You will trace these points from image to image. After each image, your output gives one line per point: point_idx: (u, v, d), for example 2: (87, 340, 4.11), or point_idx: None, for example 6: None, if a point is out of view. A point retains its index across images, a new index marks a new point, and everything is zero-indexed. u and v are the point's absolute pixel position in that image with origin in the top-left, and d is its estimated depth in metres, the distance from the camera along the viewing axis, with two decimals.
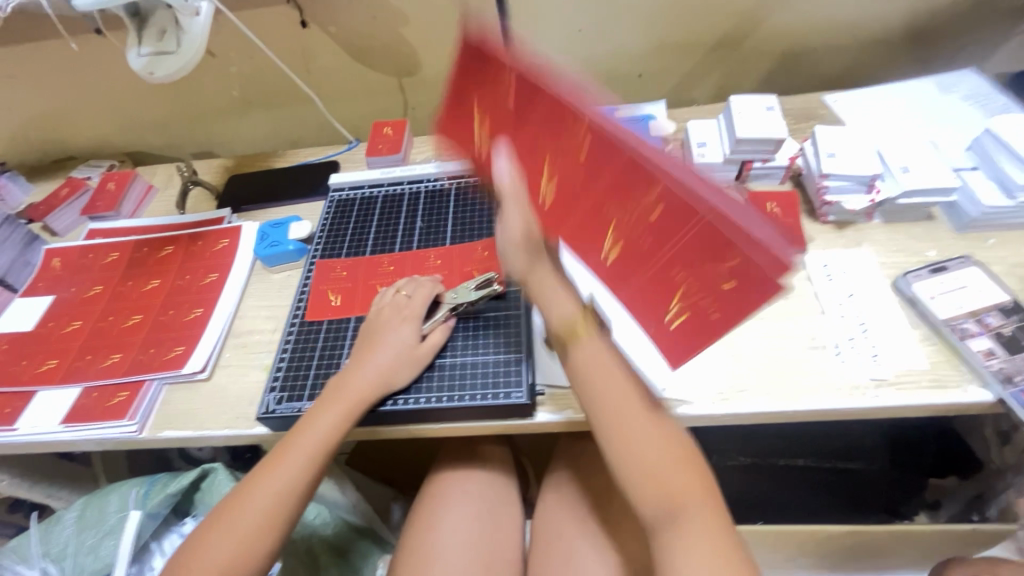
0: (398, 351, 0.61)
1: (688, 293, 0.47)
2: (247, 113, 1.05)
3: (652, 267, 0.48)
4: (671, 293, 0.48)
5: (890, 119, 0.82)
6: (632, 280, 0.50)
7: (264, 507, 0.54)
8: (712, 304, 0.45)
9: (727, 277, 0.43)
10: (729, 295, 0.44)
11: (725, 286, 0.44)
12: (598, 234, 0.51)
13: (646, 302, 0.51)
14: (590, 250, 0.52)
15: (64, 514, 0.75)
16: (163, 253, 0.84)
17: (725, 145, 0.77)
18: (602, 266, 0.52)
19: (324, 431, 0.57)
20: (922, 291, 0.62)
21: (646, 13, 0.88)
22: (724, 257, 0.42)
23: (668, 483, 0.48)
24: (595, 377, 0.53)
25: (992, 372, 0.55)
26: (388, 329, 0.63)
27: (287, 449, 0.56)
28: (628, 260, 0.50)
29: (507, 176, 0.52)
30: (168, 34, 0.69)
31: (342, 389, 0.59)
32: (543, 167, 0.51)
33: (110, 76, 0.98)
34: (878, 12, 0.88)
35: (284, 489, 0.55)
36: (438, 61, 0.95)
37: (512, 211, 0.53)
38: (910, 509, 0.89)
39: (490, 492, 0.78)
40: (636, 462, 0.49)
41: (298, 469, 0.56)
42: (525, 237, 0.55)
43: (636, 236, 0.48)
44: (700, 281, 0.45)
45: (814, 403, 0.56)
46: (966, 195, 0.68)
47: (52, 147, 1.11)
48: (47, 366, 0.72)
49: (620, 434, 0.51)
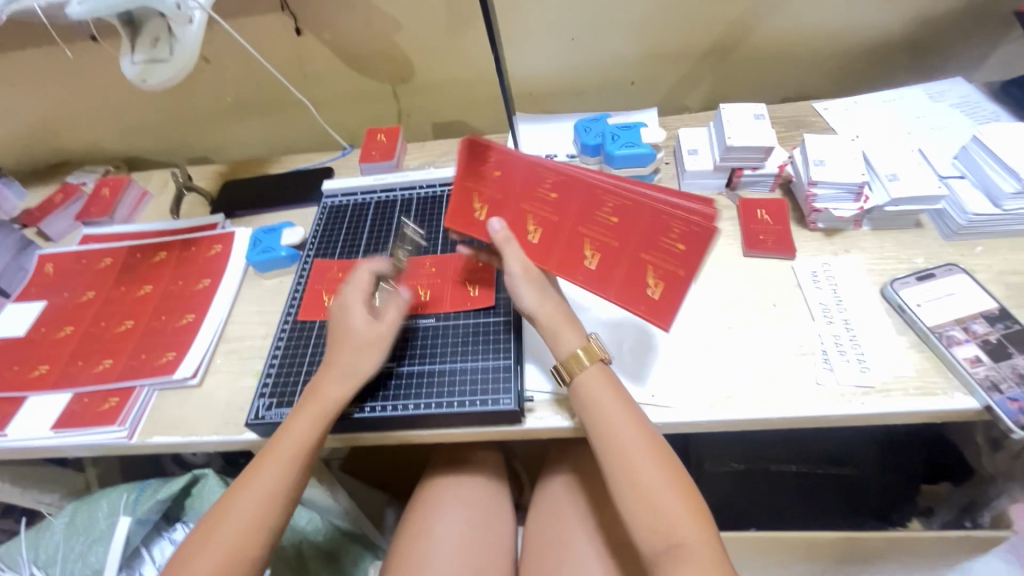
0: (355, 338, 0.60)
1: (657, 264, 0.58)
2: (242, 119, 1.06)
3: (623, 261, 0.59)
4: (644, 271, 0.59)
5: (880, 127, 0.83)
6: (614, 273, 0.59)
7: (248, 517, 0.52)
8: (676, 264, 0.57)
9: (678, 240, 0.57)
10: (684, 255, 0.57)
11: (678, 249, 0.57)
12: (578, 252, 0.60)
13: (629, 292, 0.59)
14: (575, 266, 0.60)
15: (54, 520, 0.75)
16: (156, 258, 0.84)
17: (715, 153, 0.77)
18: (587, 275, 0.59)
19: (303, 436, 0.56)
20: (909, 298, 0.62)
21: (637, 22, 0.89)
22: (671, 225, 0.57)
23: (669, 511, 0.50)
24: (596, 406, 0.55)
25: (978, 380, 0.55)
26: (342, 320, 0.62)
27: (268, 456, 0.55)
28: (608, 258, 0.59)
29: (501, 226, 0.59)
30: (161, 41, 0.70)
31: (319, 392, 0.58)
32: (525, 210, 0.61)
33: (105, 83, 0.99)
34: (868, 21, 0.89)
35: (267, 497, 0.54)
36: (432, 69, 0.95)
37: (511, 254, 0.58)
38: (902, 516, 0.88)
39: (481, 498, 0.78)
40: (635, 493, 0.51)
41: (280, 477, 0.55)
42: (527, 271, 0.59)
43: (606, 242, 0.60)
44: (659, 253, 0.58)
45: (802, 410, 0.57)
46: (954, 203, 0.68)
47: (48, 152, 1.11)
48: (38, 372, 0.72)
49: (623, 465, 0.52)
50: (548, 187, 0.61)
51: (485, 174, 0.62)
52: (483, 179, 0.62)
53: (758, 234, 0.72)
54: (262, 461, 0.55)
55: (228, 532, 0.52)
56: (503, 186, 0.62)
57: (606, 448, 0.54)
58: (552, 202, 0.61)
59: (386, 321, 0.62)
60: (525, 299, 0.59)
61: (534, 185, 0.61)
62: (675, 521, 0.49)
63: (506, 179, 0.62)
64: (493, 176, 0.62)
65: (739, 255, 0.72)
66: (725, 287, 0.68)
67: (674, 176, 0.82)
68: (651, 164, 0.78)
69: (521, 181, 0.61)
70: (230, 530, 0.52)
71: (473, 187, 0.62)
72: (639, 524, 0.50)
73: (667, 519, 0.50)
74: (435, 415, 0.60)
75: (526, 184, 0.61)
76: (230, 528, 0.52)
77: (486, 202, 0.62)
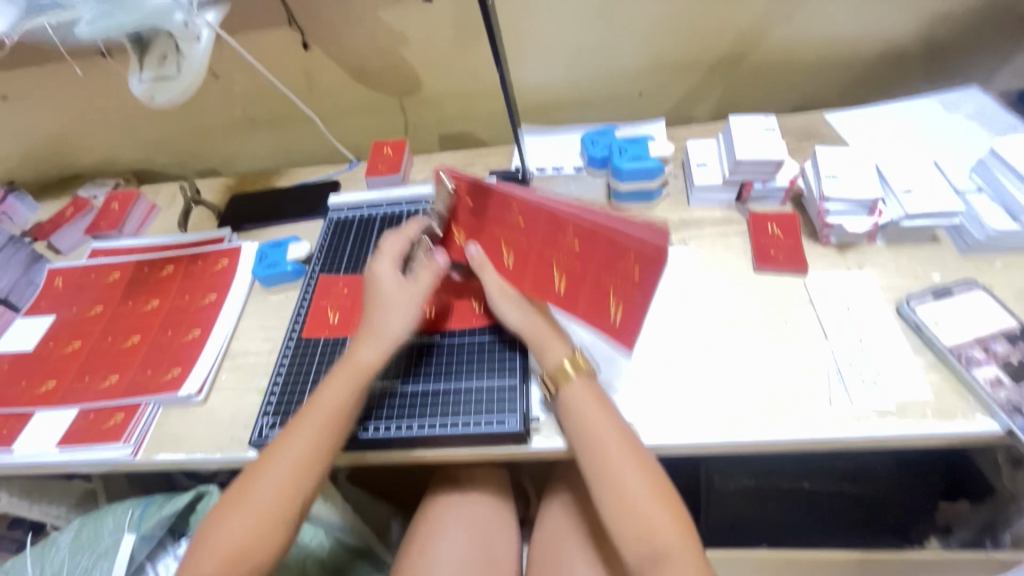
0: (388, 300, 0.61)
1: (617, 288, 0.59)
2: (250, 132, 1.07)
3: (588, 285, 0.61)
4: (606, 295, 0.60)
5: (893, 138, 0.81)
6: (581, 297, 0.61)
7: (276, 485, 0.53)
8: (635, 289, 0.59)
9: (634, 265, 0.58)
10: (641, 280, 0.58)
11: (634, 272, 0.58)
12: (548, 276, 0.62)
13: (595, 314, 0.61)
14: (545, 290, 0.62)
15: (59, 536, 0.75)
16: (163, 273, 0.84)
17: (724, 166, 0.76)
18: (558, 297, 0.62)
19: (337, 399, 0.57)
20: (926, 316, 0.61)
21: (644, 34, 0.88)
22: (626, 250, 0.57)
23: (649, 513, 0.50)
24: (578, 412, 0.56)
25: (1000, 402, 0.53)
26: (373, 288, 0.62)
27: (298, 424, 0.56)
28: (574, 283, 0.61)
29: (477, 251, 0.63)
30: (169, 59, 0.70)
31: (354, 357, 0.59)
32: (498, 236, 0.63)
33: (115, 98, 1.00)
34: (880, 30, 0.88)
35: (296, 465, 0.54)
36: (439, 82, 0.95)
37: (486, 275, 0.63)
38: (920, 534, 0.84)
39: (486, 515, 0.76)
40: (620, 495, 0.51)
41: (312, 444, 0.55)
42: (503, 291, 0.63)
43: (572, 267, 0.61)
44: (618, 278, 0.59)
45: (814, 432, 0.55)
46: (971, 218, 0.67)
47: (60, 166, 1.13)
48: (46, 387, 0.73)
49: (604, 469, 0.53)
50: (513, 212, 0.61)
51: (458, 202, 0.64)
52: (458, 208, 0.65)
53: (770, 249, 0.71)
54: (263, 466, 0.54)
55: (256, 499, 0.52)
56: (475, 213, 0.64)
57: (587, 453, 0.54)
58: (520, 228, 0.62)
59: (419, 285, 0.62)
60: (509, 317, 0.62)
61: (501, 212, 0.62)
62: (655, 524, 0.50)
63: (477, 205, 0.63)
64: (466, 204, 0.64)
65: (750, 271, 0.70)
66: (735, 303, 0.67)
67: (683, 189, 0.81)
68: (658, 178, 0.78)
69: (490, 207, 0.63)
70: (258, 497, 0.52)
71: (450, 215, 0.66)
72: (619, 527, 0.51)
73: (648, 523, 0.50)
74: (439, 435, 0.59)
75: (495, 209, 0.62)
76: (257, 496, 0.52)
77: (462, 228, 0.65)
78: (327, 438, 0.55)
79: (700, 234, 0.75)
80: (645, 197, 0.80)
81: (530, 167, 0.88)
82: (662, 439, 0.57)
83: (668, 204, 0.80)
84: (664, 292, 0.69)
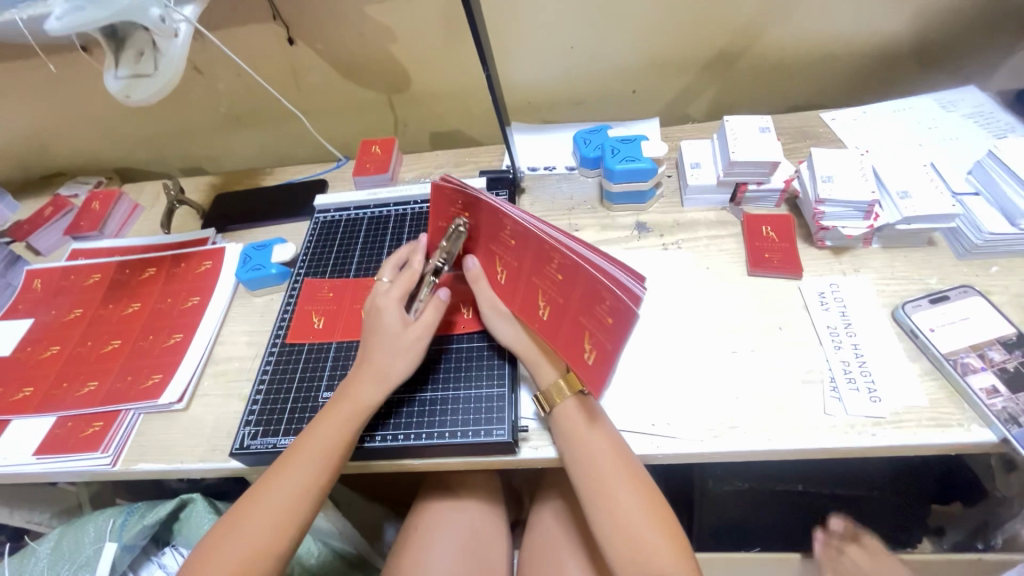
0: (389, 341, 0.58)
1: (592, 332, 0.53)
2: (236, 129, 1.04)
3: (565, 323, 0.55)
4: (581, 336, 0.54)
5: (890, 139, 0.80)
6: (559, 332, 0.56)
7: (267, 525, 0.51)
8: (607, 338, 0.51)
9: (606, 315, 0.51)
10: (613, 330, 0.50)
11: (607, 323, 0.51)
12: (533, 304, 0.58)
13: (569, 354, 0.55)
14: (530, 315, 0.59)
15: (38, 547, 0.74)
16: (145, 275, 0.82)
17: (719, 167, 0.75)
18: (540, 325, 0.58)
19: (332, 438, 0.54)
20: (922, 322, 0.60)
21: (638, 31, 0.86)
22: (602, 297, 0.51)
23: (644, 537, 0.50)
24: (573, 435, 0.55)
25: (996, 412, 0.52)
26: (375, 324, 0.60)
27: (291, 459, 0.54)
28: (554, 316, 0.56)
29: (474, 264, 0.62)
30: (145, 56, 0.68)
31: (350, 393, 0.57)
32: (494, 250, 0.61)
33: (93, 95, 0.97)
34: (878, 28, 0.86)
35: (289, 503, 0.52)
36: (428, 79, 0.93)
37: (478, 290, 0.62)
38: (914, 537, 0.84)
39: (478, 521, 0.75)
40: (613, 517, 0.52)
41: (306, 482, 0.53)
42: (495, 308, 0.61)
43: (554, 300, 0.56)
44: (594, 322, 0.52)
45: (808, 442, 0.54)
46: (968, 221, 0.65)
47: (41, 164, 1.10)
48: (22, 395, 0.71)
49: (600, 493, 0.53)
50: (504, 230, 0.58)
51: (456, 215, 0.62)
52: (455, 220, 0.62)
53: (765, 253, 0.69)
54: (256, 497, 0.52)
55: (247, 537, 0.50)
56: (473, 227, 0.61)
57: (582, 476, 0.54)
58: (512, 247, 0.58)
59: (419, 323, 0.59)
60: (500, 331, 0.61)
61: (495, 228, 0.59)
62: (653, 549, 0.50)
63: (474, 219, 0.61)
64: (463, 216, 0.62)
65: (744, 274, 0.69)
66: (728, 308, 0.66)
67: (677, 189, 0.80)
68: (653, 178, 0.75)
69: (485, 220, 0.59)
70: (248, 538, 0.50)
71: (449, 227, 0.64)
72: (616, 553, 0.51)
73: (645, 548, 0.50)
74: (426, 446, 0.57)
75: (489, 223, 0.59)
76: (247, 538, 0.50)
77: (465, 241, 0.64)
78: (321, 474, 0.53)
79: (694, 236, 0.74)
80: (639, 198, 0.77)
81: (521, 167, 0.86)
82: (653, 449, 0.56)
83: (662, 205, 0.78)
84: (657, 297, 0.68)
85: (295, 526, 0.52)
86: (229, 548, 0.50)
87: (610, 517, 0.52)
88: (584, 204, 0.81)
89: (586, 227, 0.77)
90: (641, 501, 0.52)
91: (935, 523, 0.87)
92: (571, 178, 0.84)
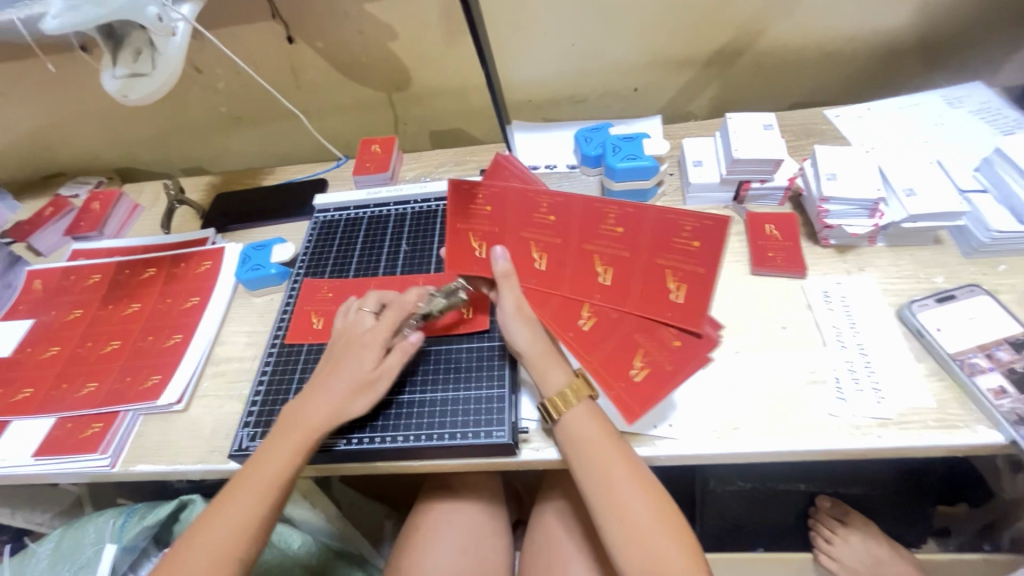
0: (353, 378, 0.57)
1: (648, 350, 0.58)
2: (236, 128, 1.04)
3: (619, 333, 0.59)
4: (633, 352, 0.58)
5: (895, 136, 0.79)
6: (604, 345, 0.58)
7: (207, 559, 0.50)
8: (668, 359, 0.57)
9: (675, 337, 0.58)
10: (679, 351, 0.57)
11: (674, 345, 0.58)
12: (576, 311, 0.60)
13: (614, 363, 0.57)
14: (567, 325, 0.60)
15: (38, 548, 0.74)
16: (145, 275, 0.82)
17: (721, 165, 0.74)
18: (577, 335, 0.59)
19: (278, 468, 0.54)
20: (928, 322, 0.59)
21: (640, 27, 0.85)
22: (674, 320, 0.58)
23: (656, 546, 0.50)
24: (580, 441, 0.54)
25: (1004, 413, 0.51)
26: (347, 354, 0.59)
27: (239, 489, 0.54)
28: (601, 326, 0.59)
29: (503, 259, 0.59)
30: (144, 55, 0.68)
31: (297, 420, 0.56)
32: (530, 246, 0.61)
33: (93, 95, 0.97)
34: (882, 23, 0.85)
35: (235, 533, 0.52)
36: (428, 77, 0.93)
37: (505, 291, 0.58)
38: (917, 537, 0.85)
39: (478, 523, 0.75)
40: (623, 526, 0.51)
41: (253, 510, 0.53)
42: (520, 310, 0.59)
43: (607, 309, 0.60)
44: (654, 342, 0.58)
45: (812, 442, 0.53)
46: (976, 220, 0.64)
47: (41, 164, 1.10)
48: (22, 396, 0.70)
49: (610, 501, 0.52)
50: (553, 233, 0.60)
51: (477, 211, 0.62)
52: (478, 217, 0.62)
53: (768, 251, 0.69)
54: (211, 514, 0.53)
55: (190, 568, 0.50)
56: (502, 221, 0.61)
57: (591, 486, 0.53)
58: (559, 252, 0.61)
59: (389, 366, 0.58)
60: (516, 337, 0.58)
61: (539, 229, 0.61)
62: (663, 556, 0.49)
63: (525, 212, 0.60)
64: (486, 211, 0.62)
65: (747, 273, 0.68)
66: (729, 308, 0.65)
67: (679, 188, 0.79)
68: (655, 176, 0.75)
69: (522, 216, 0.61)
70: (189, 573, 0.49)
71: (468, 228, 0.62)
72: (627, 561, 0.50)
73: (654, 555, 0.49)
74: (425, 448, 0.57)
75: (529, 220, 0.61)
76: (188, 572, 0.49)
77: (485, 239, 0.62)
78: (264, 503, 0.53)
79: None
80: (640, 197, 0.77)
81: (522, 166, 0.86)
82: (657, 450, 0.55)
83: (664, 204, 0.77)
84: None
85: (241, 555, 0.51)
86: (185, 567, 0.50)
87: (617, 525, 0.51)
88: None
89: None
90: (652, 510, 0.51)
91: (940, 525, 0.85)
92: (572, 177, 0.82)
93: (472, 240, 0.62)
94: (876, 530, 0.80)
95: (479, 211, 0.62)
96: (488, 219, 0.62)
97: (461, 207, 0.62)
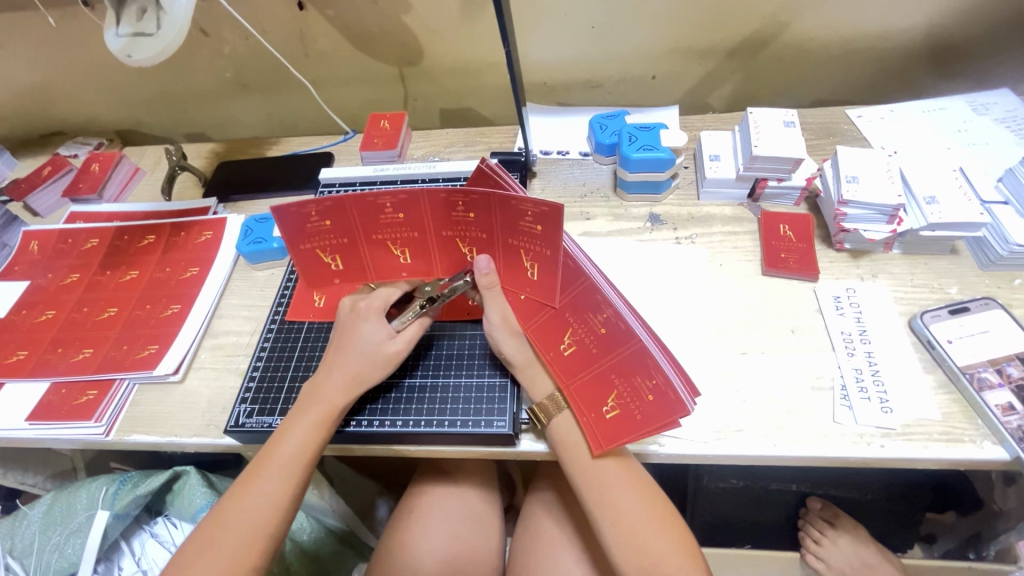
0: (370, 352, 0.57)
1: (622, 394, 0.53)
2: (240, 94, 1.01)
3: (593, 369, 0.55)
4: (607, 391, 0.54)
5: (917, 140, 0.77)
6: (581, 375, 0.56)
7: (239, 540, 0.49)
8: (639, 409, 0.52)
9: (648, 390, 0.51)
10: (652, 407, 0.51)
11: (647, 398, 0.52)
12: (557, 336, 0.57)
13: (589, 398, 0.55)
14: (549, 344, 0.57)
15: (29, 511, 0.73)
16: (144, 242, 0.80)
17: (739, 161, 0.72)
18: (557, 358, 0.57)
19: (300, 444, 0.53)
20: (940, 333, 0.58)
21: (664, 12, 0.82)
22: (649, 375, 0.51)
23: (653, 547, 0.50)
24: (574, 450, 0.54)
25: (1011, 430, 0.51)
26: (354, 327, 0.58)
27: (262, 468, 0.53)
28: (579, 356, 0.56)
29: (487, 269, 0.55)
30: (148, 13, 0.65)
31: (317, 396, 0.55)
32: (518, 255, 0.55)
33: (94, 52, 0.94)
34: (913, 22, 0.82)
35: (262, 512, 0.51)
36: (442, 53, 0.90)
37: (490, 306, 0.57)
38: (904, 543, 0.85)
39: (468, 510, 0.74)
40: (620, 528, 0.51)
41: (280, 489, 0.52)
42: (507, 322, 0.57)
43: (586, 341, 0.55)
44: (630, 388, 0.53)
45: (816, 448, 0.53)
46: (996, 232, 0.63)
47: (38, 121, 1.07)
48: (16, 358, 0.69)
49: (605, 502, 0.52)
50: (540, 242, 0.52)
51: (457, 218, 0.53)
52: (458, 223, 0.54)
53: (781, 252, 0.67)
54: (236, 496, 0.51)
55: (219, 549, 0.49)
56: (484, 227, 0.53)
57: (586, 488, 0.53)
58: (538, 261, 0.54)
59: (402, 339, 0.58)
60: (503, 346, 0.57)
61: (524, 237, 0.53)
62: (661, 557, 0.50)
63: (490, 216, 0.52)
64: (400, 219, 0.54)
65: (758, 272, 0.67)
66: (738, 308, 0.64)
67: (693, 181, 0.77)
68: (671, 169, 0.72)
69: (505, 225, 0.52)
70: (213, 556, 0.48)
71: (314, 246, 0.56)
72: (625, 562, 0.50)
73: (650, 553, 0.50)
74: (426, 434, 0.57)
75: (511, 227, 0.52)
76: (215, 559, 0.48)
77: (474, 245, 0.56)
78: (290, 484, 0.52)
79: (707, 232, 0.72)
80: (654, 188, 0.75)
81: (534, 150, 0.84)
82: (654, 450, 0.55)
83: (677, 197, 0.76)
84: (664, 294, 0.66)
85: (268, 535, 0.50)
86: (207, 550, 0.49)
87: (612, 525, 0.52)
88: (597, 191, 0.78)
89: (598, 215, 0.75)
90: (647, 509, 0.52)
91: (926, 531, 0.87)
92: (584, 164, 0.82)
93: (462, 245, 0.56)
94: (865, 533, 0.80)
95: (452, 217, 0.53)
96: (472, 225, 0.54)
97: (358, 218, 0.53)
